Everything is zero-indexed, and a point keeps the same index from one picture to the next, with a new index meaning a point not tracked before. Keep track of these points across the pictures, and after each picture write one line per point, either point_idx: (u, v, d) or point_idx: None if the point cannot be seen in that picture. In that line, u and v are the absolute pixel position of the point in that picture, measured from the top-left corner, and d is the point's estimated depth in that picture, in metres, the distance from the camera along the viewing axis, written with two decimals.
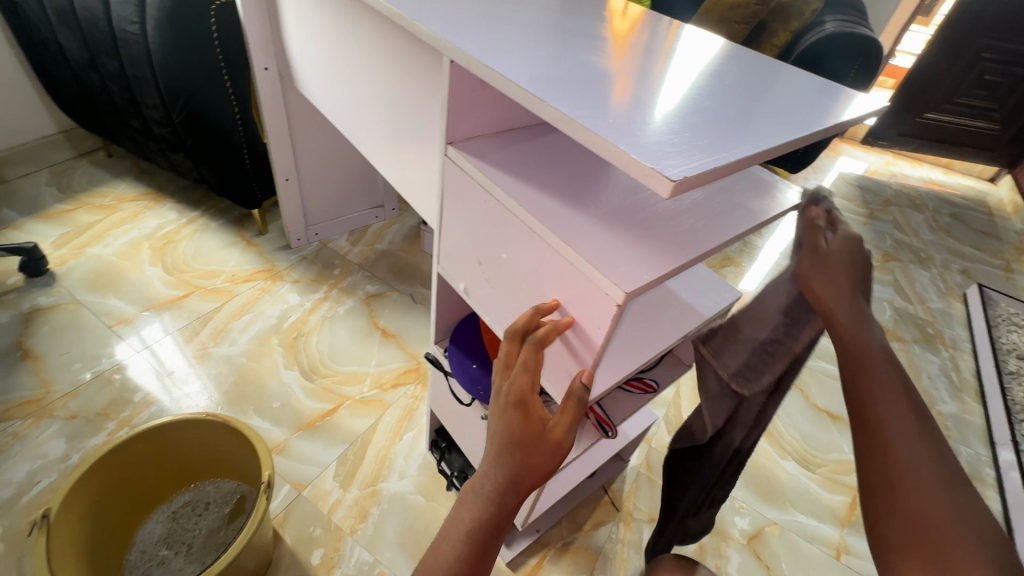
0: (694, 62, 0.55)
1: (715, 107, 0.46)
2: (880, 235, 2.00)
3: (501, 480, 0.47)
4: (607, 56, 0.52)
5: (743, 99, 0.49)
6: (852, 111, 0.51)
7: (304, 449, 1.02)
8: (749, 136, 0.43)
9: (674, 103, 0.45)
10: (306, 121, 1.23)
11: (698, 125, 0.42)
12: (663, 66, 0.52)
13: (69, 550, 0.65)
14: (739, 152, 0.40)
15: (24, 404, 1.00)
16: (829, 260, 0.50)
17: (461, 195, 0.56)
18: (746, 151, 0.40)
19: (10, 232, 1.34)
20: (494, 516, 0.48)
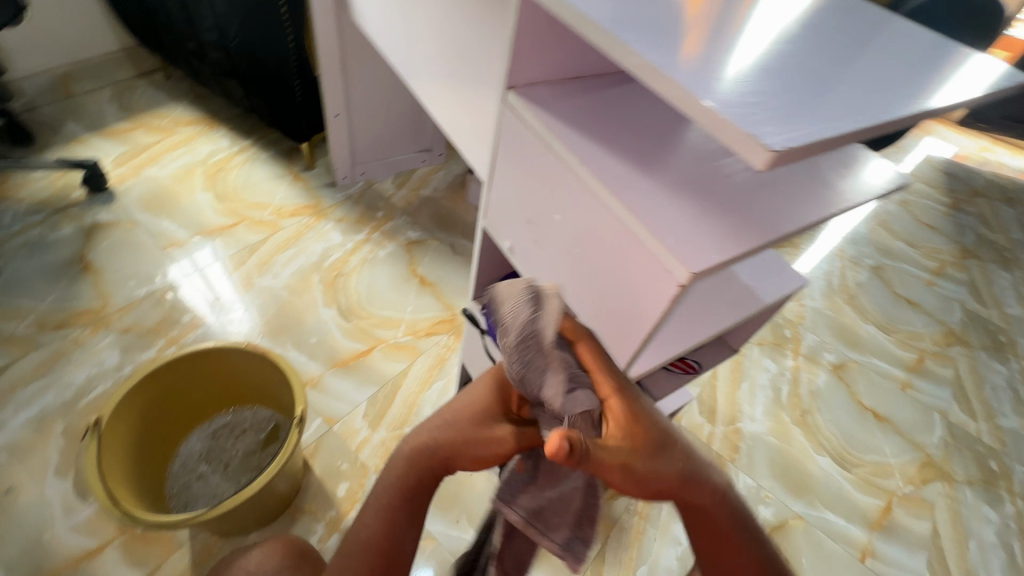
0: (798, 13, 0.48)
1: (818, 71, 0.40)
2: (962, 228, 1.83)
3: (420, 442, 0.51)
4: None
5: (855, 59, 0.42)
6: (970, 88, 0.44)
7: (336, 386, 1.05)
8: (857, 109, 0.37)
9: (772, 60, 0.39)
10: (359, 55, 1.19)
11: (797, 87, 0.37)
12: (762, 15, 0.45)
13: (116, 456, 0.69)
14: (845, 126, 0.34)
15: (84, 313, 1.06)
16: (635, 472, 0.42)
17: (517, 146, 0.52)
18: (852, 124, 0.35)
19: (75, 146, 1.38)
20: (406, 479, 0.50)
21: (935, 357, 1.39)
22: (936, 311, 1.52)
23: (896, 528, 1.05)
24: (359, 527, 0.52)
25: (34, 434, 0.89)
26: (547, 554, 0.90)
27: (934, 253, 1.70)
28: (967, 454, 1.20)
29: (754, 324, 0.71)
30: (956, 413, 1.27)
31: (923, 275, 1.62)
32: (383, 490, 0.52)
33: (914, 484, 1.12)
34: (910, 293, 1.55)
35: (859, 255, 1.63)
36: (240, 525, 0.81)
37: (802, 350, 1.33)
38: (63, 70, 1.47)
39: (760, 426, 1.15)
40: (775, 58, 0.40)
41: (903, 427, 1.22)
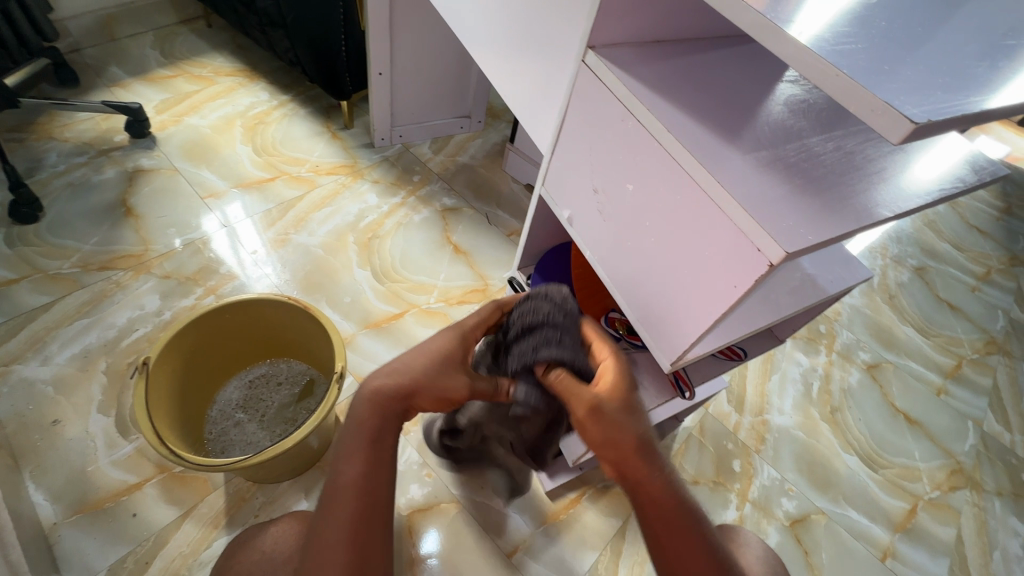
0: None
1: (950, 30, 0.35)
2: (1013, 234, 1.75)
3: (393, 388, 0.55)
4: None
5: (980, 18, 0.38)
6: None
7: (369, 346, 1.05)
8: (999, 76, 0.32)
9: (905, 20, 0.35)
10: (407, 11, 1.16)
11: (931, 50, 0.33)
12: None
13: (161, 397, 0.71)
14: (991, 95, 0.30)
15: (126, 257, 1.08)
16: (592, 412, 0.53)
17: (592, 110, 0.50)
18: (997, 94, 0.31)
19: (118, 90, 1.38)
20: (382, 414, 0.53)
21: (974, 364, 1.35)
22: (978, 317, 1.47)
23: (920, 531, 1.04)
24: (340, 474, 0.51)
25: (79, 371, 0.91)
26: (568, 526, 0.91)
27: (981, 258, 1.64)
28: (999, 464, 1.17)
29: (807, 316, 0.68)
30: (991, 422, 1.24)
31: (968, 280, 1.56)
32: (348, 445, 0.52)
33: (941, 490, 1.10)
34: (952, 297, 1.50)
35: (902, 254, 1.58)
36: (274, 473, 0.83)
37: (836, 347, 1.30)
38: (110, 12, 1.49)
39: (788, 420, 1.14)
40: (905, 11, 0.35)
41: (934, 432, 1.19)
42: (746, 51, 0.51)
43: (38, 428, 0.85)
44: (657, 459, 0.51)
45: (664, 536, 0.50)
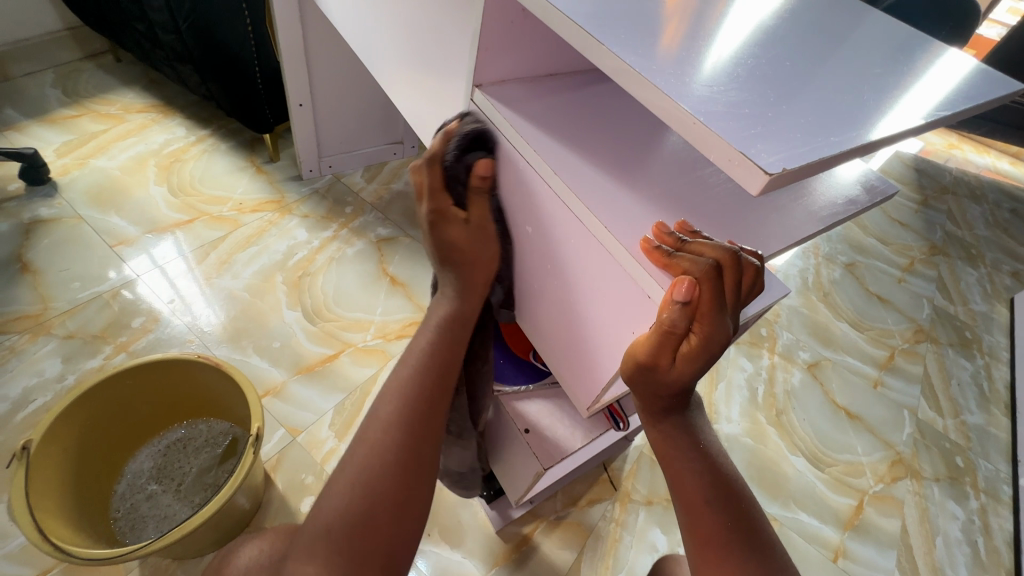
0: (765, 6, 0.45)
1: (807, 70, 0.37)
2: (931, 225, 1.86)
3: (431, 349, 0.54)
4: None
5: (834, 59, 0.40)
6: (974, 92, 0.42)
7: (301, 393, 0.99)
8: (856, 118, 0.34)
9: (776, 67, 0.36)
10: (323, 40, 1.12)
11: (787, 92, 0.34)
12: (729, 7, 0.42)
13: (49, 482, 0.64)
14: (849, 139, 0.31)
15: (22, 318, 0.98)
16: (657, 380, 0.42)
17: (487, 150, 0.49)
18: (857, 137, 0.32)
19: (13, 134, 1.28)
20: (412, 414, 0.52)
21: (905, 354, 1.41)
22: (906, 308, 1.54)
23: (867, 527, 1.06)
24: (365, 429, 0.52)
25: None
26: (521, 565, 0.88)
27: (905, 250, 1.73)
28: (935, 451, 1.22)
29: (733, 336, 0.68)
30: (925, 409, 1.30)
31: (895, 272, 1.64)
32: (394, 382, 0.54)
33: (884, 483, 1.13)
34: (881, 290, 1.57)
35: (833, 252, 1.64)
36: (195, 547, 0.76)
37: (778, 349, 1.33)
38: (0, 51, 1.36)
39: (736, 427, 1.15)
40: (764, 59, 0.37)
41: (874, 425, 1.23)
42: (605, 90, 0.49)
43: None
44: (692, 439, 0.49)
45: (710, 547, 0.46)
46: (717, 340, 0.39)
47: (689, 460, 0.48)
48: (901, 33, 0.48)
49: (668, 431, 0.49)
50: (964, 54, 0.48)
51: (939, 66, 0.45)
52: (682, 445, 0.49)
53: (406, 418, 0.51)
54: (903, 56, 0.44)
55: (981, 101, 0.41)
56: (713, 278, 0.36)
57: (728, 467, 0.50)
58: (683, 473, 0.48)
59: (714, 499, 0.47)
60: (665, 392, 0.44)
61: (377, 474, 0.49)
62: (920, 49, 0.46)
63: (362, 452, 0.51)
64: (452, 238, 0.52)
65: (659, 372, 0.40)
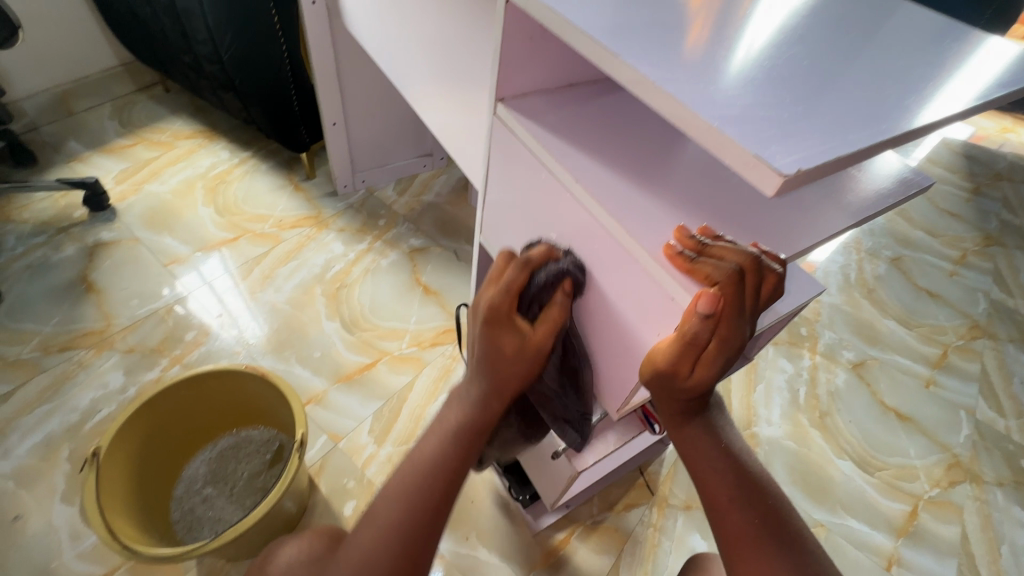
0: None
1: (829, 65, 0.37)
2: (984, 214, 1.76)
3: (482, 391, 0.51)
4: None
5: (857, 51, 0.40)
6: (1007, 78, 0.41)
7: (341, 401, 1.03)
8: (878, 113, 0.33)
9: (795, 66, 0.36)
10: (354, 61, 1.17)
11: (805, 90, 0.34)
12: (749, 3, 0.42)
13: (116, 485, 0.69)
14: (868, 135, 0.31)
15: (88, 334, 1.06)
16: (673, 386, 0.42)
17: (510, 160, 0.51)
18: (876, 133, 0.32)
19: (77, 165, 1.38)
20: (433, 483, 0.51)
21: (960, 351, 1.34)
22: (960, 302, 1.46)
23: (923, 533, 1.01)
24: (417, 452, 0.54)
25: (41, 460, 0.89)
26: (559, 570, 0.88)
27: (956, 241, 1.64)
28: (996, 453, 1.15)
29: (767, 333, 0.68)
30: (984, 410, 1.23)
31: (946, 265, 1.56)
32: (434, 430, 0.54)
33: (941, 487, 1.08)
34: (931, 285, 1.50)
35: (876, 246, 1.58)
36: (245, 549, 0.80)
37: (819, 348, 1.28)
38: (65, 88, 1.48)
39: (777, 430, 1.12)
40: (783, 56, 0.36)
41: (928, 427, 1.17)
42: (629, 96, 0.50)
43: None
44: (716, 439, 0.49)
45: (736, 550, 0.46)
46: (736, 345, 0.39)
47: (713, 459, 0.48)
48: (932, 20, 0.47)
49: (694, 438, 0.49)
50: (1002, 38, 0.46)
51: (967, 52, 0.44)
52: (708, 448, 0.48)
53: (411, 499, 0.50)
54: (934, 45, 0.43)
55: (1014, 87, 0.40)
56: (735, 284, 0.36)
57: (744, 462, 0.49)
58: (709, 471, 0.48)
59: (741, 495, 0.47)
60: (684, 397, 0.44)
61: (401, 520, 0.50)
62: (955, 37, 0.45)
63: (391, 484, 0.53)
64: (503, 346, 0.48)
65: (679, 380, 0.41)
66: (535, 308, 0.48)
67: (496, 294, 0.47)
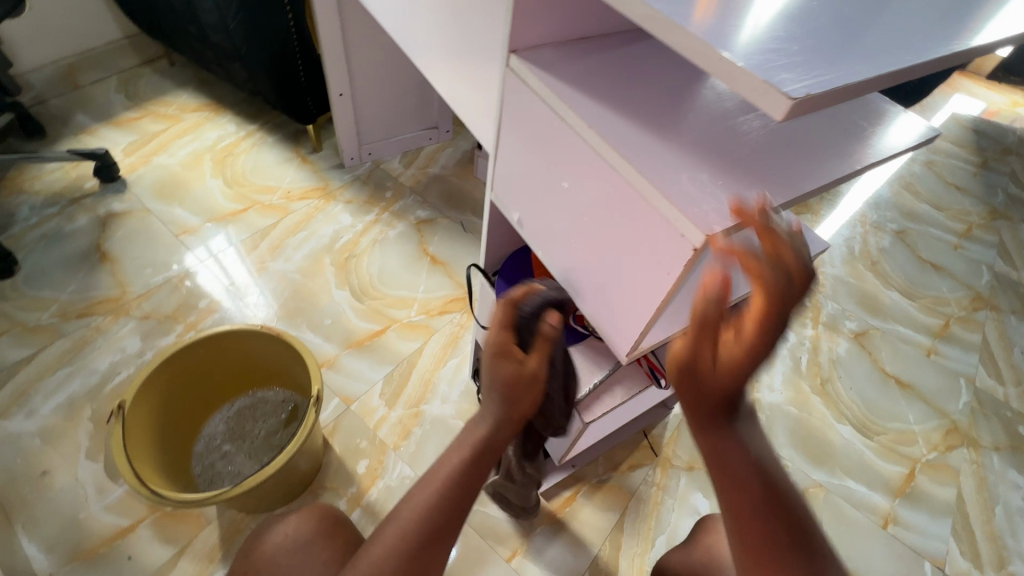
0: None
1: (839, 9, 0.38)
2: (991, 188, 1.76)
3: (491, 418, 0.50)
4: None
5: None
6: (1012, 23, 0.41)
7: (352, 365, 1.06)
8: (884, 51, 0.35)
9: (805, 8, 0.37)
10: (360, 30, 1.16)
11: (813, 30, 0.35)
12: None
13: (141, 437, 0.71)
14: (874, 69, 0.32)
15: (103, 301, 1.08)
16: (696, 381, 0.40)
17: (522, 112, 0.52)
18: (882, 68, 0.33)
19: (86, 137, 1.39)
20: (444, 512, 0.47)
21: (962, 322, 1.35)
22: (963, 275, 1.47)
23: (919, 494, 1.04)
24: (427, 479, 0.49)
25: (64, 420, 0.92)
26: (565, 525, 0.91)
27: (962, 215, 1.65)
28: (994, 419, 1.17)
29: None
30: (984, 378, 1.24)
31: (950, 238, 1.57)
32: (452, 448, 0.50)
33: (939, 451, 1.10)
34: (935, 257, 1.50)
35: (882, 220, 1.58)
36: (263, 501, 0.83)
37: (822, 318, 1.30)
38: (70, 61, 1.48)
39: (779, 396, 1.14)
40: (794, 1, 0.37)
41: (927, 394, 1.19)
42: (639, 48, 0.50)
43: (28, 480, 0.85)
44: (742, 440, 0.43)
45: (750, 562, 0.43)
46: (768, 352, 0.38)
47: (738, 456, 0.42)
48: None
49: (721, 444, 0.42)
50: None
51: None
52: (736, 453, 0.42)
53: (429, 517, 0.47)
54: None
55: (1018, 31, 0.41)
56: (782, 290, 0.36)
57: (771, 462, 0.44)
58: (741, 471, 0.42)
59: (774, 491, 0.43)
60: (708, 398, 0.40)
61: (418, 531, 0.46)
62: None
63: (414, 499, 0.48)
64: (504, 376, 0.50)
65: (704, 373, 0.39)
66: (527, 348, 0.52)
67: (496, 333, 0.50)
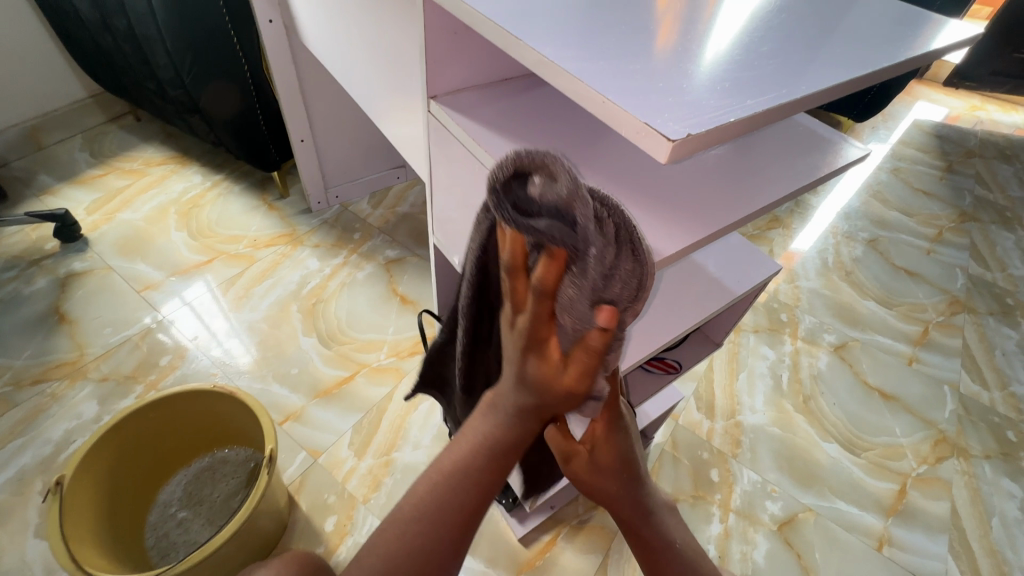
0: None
1: (738, 44, 0.38)
2: (958, 191, 1.78)
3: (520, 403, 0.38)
4: None
5: (774, 30, 0.41)
6: (911, 46, 0.43)
7: (320, 416, 1.02)
8: (778, 81, 0.35)
9: (701, 43, 0.38)
10: (317, 78, 1.17)
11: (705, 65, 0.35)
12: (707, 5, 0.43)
13: (84, 514, 0.67)
14: (766, 102, 0.32)
15: (61, 365, 1.05)
16: (588, 475, 0.46)
17: (448, 156, 0.51)
18: (773, 100, 0.33)
19: (47, 198, 1.38)
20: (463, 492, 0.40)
21: (941, 327, 1.34)
22: (938, 279, 1.47)
23: (913, 511, 1.00)
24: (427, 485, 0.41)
25: (13, 495, 0.87)
26: (545, 571, 0.87)
27: (932, 219, 1.66)
28: (982, 426, 1.15)
29: (731, 316, 0.70)
30: (968, 383, 1.23)
31: (922, 243, 1.57)
32: (453, 444, 0.42)
33: (929, 464, 1.07)
34: (908, 264, 1.50)
35: (853, 230, 1.58)
36: None
37: (800, 333, 1.28)
38: (33, 122, 1.48)
39: (761, 417, 1.11)
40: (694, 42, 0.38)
41: (912, 405, 1.17)
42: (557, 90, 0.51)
43: None
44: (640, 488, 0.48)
45: None
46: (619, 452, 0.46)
47: (609, 454, 0.46)
48: (887, 8, 0.48)
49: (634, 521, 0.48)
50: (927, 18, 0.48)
51: (877, 23, 0.45)
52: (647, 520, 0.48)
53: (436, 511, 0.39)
54: (860, 23, 0.45)
55: (915, 55, 0.42)
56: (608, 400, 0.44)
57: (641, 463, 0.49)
58: (601, 482, 0.46)
59: (632, 507, 0.47)
60: (603, 482, 0.46)
61: (431, 515, 0.39)
62: (895, 21, 0.46)
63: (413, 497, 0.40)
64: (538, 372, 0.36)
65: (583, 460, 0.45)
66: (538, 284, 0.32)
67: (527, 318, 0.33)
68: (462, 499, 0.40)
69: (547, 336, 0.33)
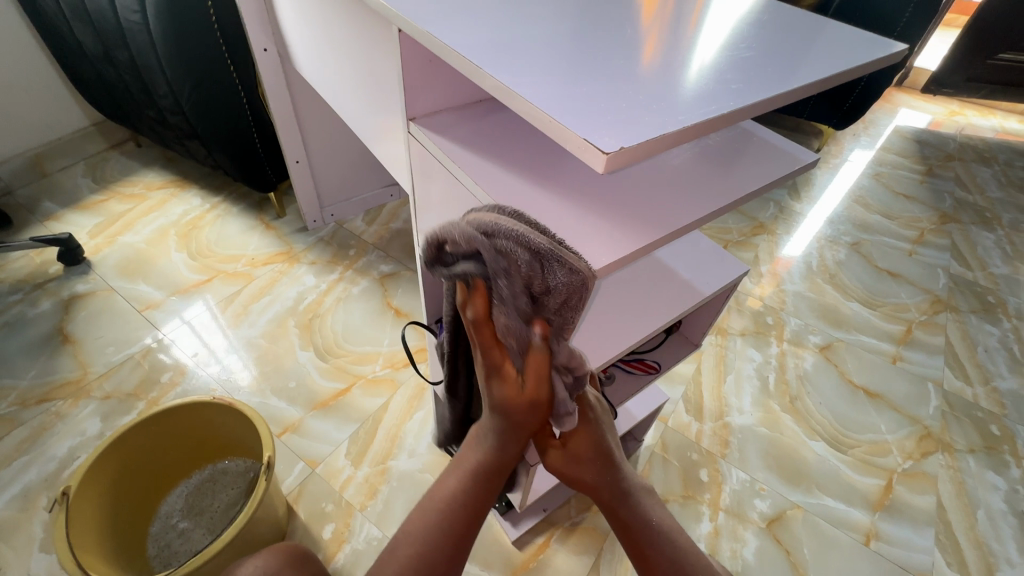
0: (720, 33, 0.49)
1: (685, 66, 0.42)
2: (938, 193, 1.83)
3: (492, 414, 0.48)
4: (623, 32, 0.47)
5: (718, 52, 0.45)
6: (847, 63, 0.47)
7: (317, 427, 1.05)
8: (713, 97, 0.39)
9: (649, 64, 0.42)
10: (311, 102, 1.22)
11: (647, 85, 0.39)
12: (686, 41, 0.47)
13: (89, 523, 0.70)
14: (697, 116, 0.36)
15: (65, 385, 1.08)
16: (564, 466, 0.51)
17: (427, 172, 0.56)
18: (704, 114, 0.36)
19: (51, 223, 1.42)
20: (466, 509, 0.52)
21: (923, 326, 1.37)
22: (920, 280, 1.51)
23: (899, 506, 1.02)
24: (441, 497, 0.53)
25: (19, 511, 0.90)
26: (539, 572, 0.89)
27: (913, 222, 1.70)
28: (966, 421, 1.18)
29: (706, 316, 0.73)
30: (951, 380, 1.25)
31: (904, 245, 1.61)
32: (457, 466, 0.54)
33: (914, 459, 1.10)
34: (891, 265, 1.54)
35: (836, 234, 1.62)
36: None
37: (786, 336, 1.31)
38: (37, 151, 1.53)
39: (749, 418, 1.14)
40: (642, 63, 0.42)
41: (897, 402, 1.20)
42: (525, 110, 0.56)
43: None
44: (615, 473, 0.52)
45: None
46: (593, 442, 0.51)
47: (583, 445, 0.50)
48: (853, 38, 0.52)
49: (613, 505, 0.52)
50: (875, 40, 0.52)
51: (823, 45, 0.49)
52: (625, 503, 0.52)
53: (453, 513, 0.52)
54: (805, 45, 0.49)
55: (845, 71, 0.45)
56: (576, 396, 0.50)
57: (617, 451, 0.54)
58: (580, 472, 0.51)
59: (613, 494, 0.52)
60: (580, 471, 0.51)
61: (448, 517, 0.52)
62: (849, 46, 0.50)
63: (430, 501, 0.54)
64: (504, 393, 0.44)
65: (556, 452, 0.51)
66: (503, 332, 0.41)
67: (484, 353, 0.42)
68: (468, 498, 0.53)
69: (501, 361, 0.42)
